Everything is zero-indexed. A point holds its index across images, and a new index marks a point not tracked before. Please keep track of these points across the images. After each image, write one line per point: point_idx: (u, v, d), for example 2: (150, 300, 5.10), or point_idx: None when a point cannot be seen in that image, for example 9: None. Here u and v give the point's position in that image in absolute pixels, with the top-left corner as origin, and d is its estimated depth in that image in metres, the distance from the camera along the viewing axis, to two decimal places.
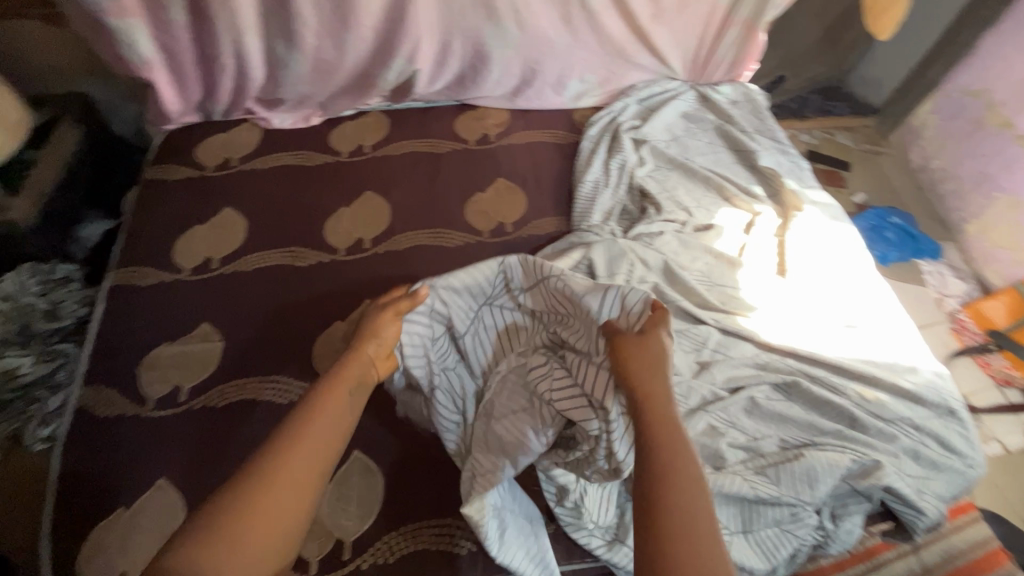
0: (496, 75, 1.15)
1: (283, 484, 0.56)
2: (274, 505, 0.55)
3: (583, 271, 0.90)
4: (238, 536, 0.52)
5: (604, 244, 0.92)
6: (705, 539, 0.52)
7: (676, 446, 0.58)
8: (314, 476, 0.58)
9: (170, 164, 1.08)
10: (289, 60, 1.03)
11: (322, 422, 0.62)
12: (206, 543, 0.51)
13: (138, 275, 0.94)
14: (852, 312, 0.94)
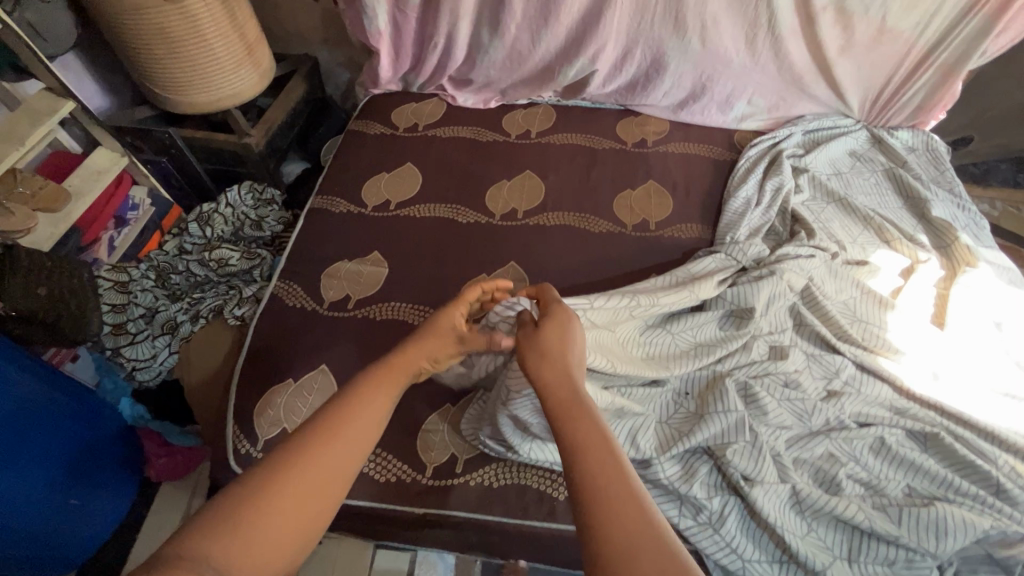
0: (667, 85, 1.21)
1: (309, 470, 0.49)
2: (285, 501, 0.47)
3: (728, 301, 0.90)
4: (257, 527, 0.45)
5: (773, 281, 0.89)
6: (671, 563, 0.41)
7: (579, 418, 0.51)
8: (342, 480, 0.50)
9: (370, 120, 1.27)
10: (488, 45, 1.19)
11: (358, 418, 0.54)
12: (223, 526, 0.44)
13: (332, 203, 1.13)
14: (1017, 381, 0.86)
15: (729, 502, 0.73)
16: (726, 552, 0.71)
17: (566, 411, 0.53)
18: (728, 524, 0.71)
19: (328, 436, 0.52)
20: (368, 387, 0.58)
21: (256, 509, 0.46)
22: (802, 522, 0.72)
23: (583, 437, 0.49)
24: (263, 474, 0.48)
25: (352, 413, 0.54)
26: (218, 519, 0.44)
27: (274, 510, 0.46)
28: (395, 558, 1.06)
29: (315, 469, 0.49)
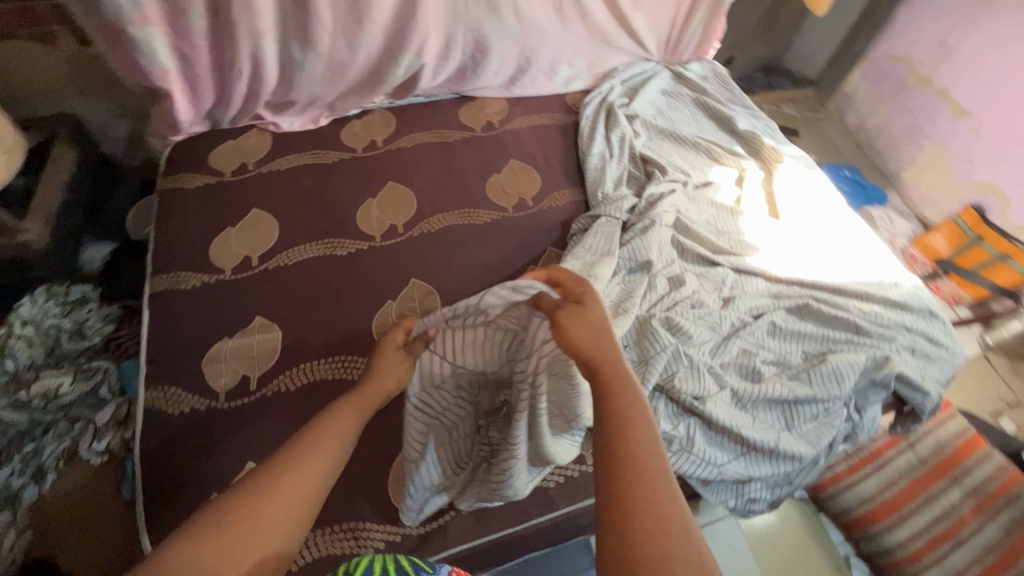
0: (495, 65, 1.22)
1: (287, 489, 0.53)
2: (257, 524, 0.50)
3: (629, 258, 0.96)
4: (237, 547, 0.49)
5: (656, 229, 0.99)
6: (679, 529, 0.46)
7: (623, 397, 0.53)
8: (304, 508, 0.53)
9: (186, 172, 1.08)
10: (303, 61, 1.05)
11: (320, 446, 0.57)
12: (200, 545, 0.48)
13: (179, 279, 0.95)
14: (841, 241, 1.07)
15: (692, 425, 0.81)
16: (703, 466, 0.80)
17: (606, 395, 0.54)
18: (698, 442, 0.80)
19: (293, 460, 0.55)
20: (331, 420, 0.61)
21: (230, 527, 0.49)
22: (749, 414, 0.83)
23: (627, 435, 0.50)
24: (239, 500, 0.51)
25: (313, 444, 0.58)
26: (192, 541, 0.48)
27: (246, 530, 0.49)
28: None
29: (285, 494, 0.53)
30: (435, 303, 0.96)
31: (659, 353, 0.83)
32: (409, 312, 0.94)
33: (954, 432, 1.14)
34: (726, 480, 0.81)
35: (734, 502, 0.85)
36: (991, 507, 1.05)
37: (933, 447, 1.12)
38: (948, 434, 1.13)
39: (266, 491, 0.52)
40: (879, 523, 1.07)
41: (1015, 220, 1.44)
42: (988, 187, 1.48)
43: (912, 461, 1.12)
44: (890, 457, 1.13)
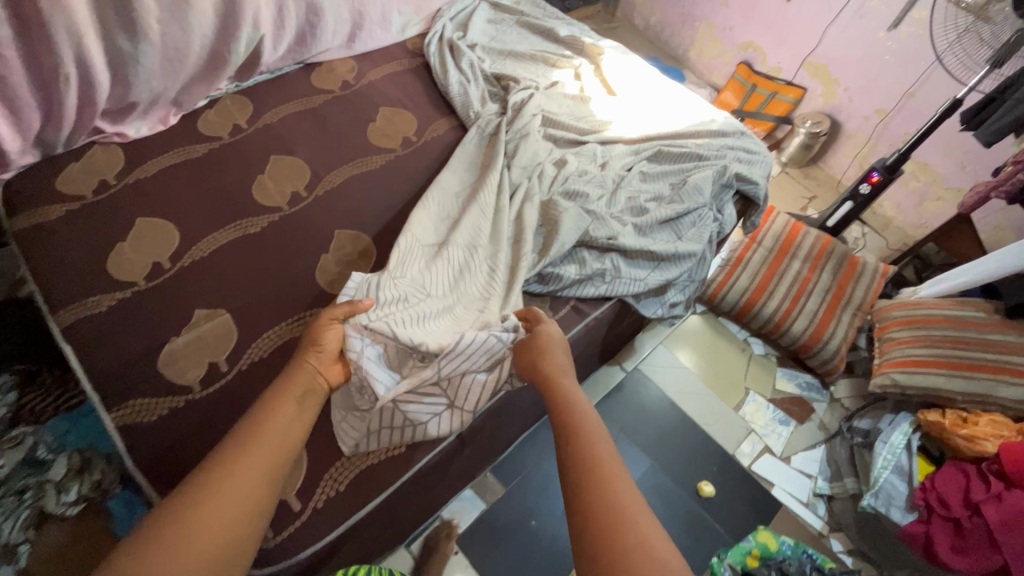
0: (331, 24, 1.26)
1: (246, 465, 0.58)
2: (246, 483, 0.56)
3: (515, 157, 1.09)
4: (202, 519, 0.52)
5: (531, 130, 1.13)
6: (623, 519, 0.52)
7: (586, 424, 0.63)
8: (260, 487, 0.57)
9: (39, 206, 0.99)
10: (136, 55, 1.00)
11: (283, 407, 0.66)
12: (177, 525, 0.51)
13: (88, 304, 0.89)
14: (667, 101, 1.32)
15: (615, 259, 1.00)
16: (634, 284, 1.00)
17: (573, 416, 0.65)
18: (624, 268, 0.99)
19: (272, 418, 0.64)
20: (272, 405, 0.66)
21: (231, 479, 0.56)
22: (650, 237, 1.04)
23: (592, 437, 0.61)
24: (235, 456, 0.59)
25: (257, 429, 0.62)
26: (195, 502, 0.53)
27: (209, 510, 0.53)
28: (428, 535, 1.08)
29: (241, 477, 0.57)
30: (367, 244, 1.02)
31: (568, 213, 0.98)
32: (347, 258, 1.00)
33: (782, 223, 1.48)
34: (654, 288, 1.02)
35: (661, 311, 1.07)
36: (820, 263, 1.43)
37: (773, 237, 1.46)
38: (778, 226, 1.48)
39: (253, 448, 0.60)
40: (757, 304, 1.38)
41: (771, 64, 1.86)
42: (747, 45, 1.89)
43: (764, 253, 1.44)
44: (750, 256, 1.43)
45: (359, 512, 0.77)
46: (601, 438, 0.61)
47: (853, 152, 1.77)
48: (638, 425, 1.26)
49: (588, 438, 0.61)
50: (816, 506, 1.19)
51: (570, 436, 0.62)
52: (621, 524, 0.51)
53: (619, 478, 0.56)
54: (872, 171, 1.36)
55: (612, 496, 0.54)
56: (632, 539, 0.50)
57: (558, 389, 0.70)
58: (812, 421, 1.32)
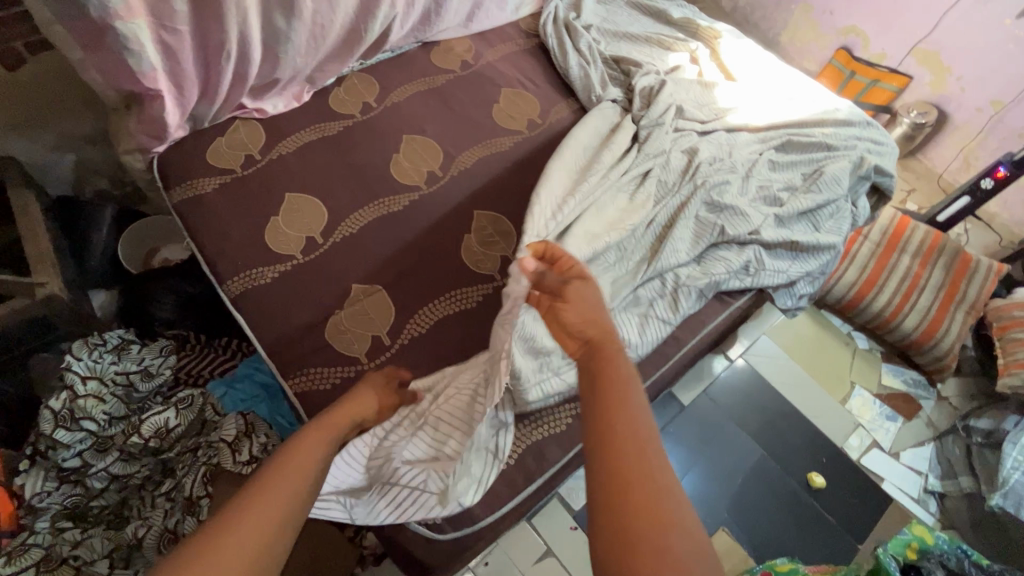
0: (455, 3, 1.25)
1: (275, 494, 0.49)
2: (268, 515, 0.47)
3: (647, 142, 1.09)
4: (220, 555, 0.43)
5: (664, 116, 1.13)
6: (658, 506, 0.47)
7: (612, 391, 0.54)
8: (286, 523, 0.48)
9: (194, 178, 1.03)
10: (288, 32, 1.01)
11: (276, 496, 0.49)
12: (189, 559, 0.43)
13: (253, 276, 0.93)
14: (787, 87, 1.29)
15: (757, 250, 0.99)
16: (776, 275, 1.00)
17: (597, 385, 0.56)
18: (766, 261, 0.99)
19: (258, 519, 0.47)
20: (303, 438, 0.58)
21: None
22: (789, 229, 1.04)
23: (619, 414, 0.52)
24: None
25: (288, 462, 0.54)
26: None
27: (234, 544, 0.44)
28: (548, 509, 1.13)
29: (266, 511, 0.48)
30: (505, 225, 1.04)
31: (698, 216, 0.99)
32: (488, 239, 1.01)
33: (889, 216, 1.43)
34: (793, 280, 1.02)
35: (791, 302, 1.07)
36: (932, 259, 1.38)
37: (880, 230, 1.40)
38: (885, 219, 1.42)
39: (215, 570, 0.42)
40: (865, 299, 1.36)
41: (875, 50, 1.78)
42: (849, 30, 1.81)
43: (873, 247, 1.39)
44: (857, 249, 1.39)
45: (526, 489, 0.80)
46: (639, 413, 0.53)
47: (959, 145, 1.72)
48: (745, 415, 1.27)
49: (618, 413, 0.52)
50: (926, 502, 1.20)
51: (598, 408, 0.53)
52: (656, 532, 0.45)
53: (646, 466, 0.49)
54: (999, 166, 1.32)
55: (642, 488, 0.47)
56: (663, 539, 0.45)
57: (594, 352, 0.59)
58: (919, 418, 1.31)
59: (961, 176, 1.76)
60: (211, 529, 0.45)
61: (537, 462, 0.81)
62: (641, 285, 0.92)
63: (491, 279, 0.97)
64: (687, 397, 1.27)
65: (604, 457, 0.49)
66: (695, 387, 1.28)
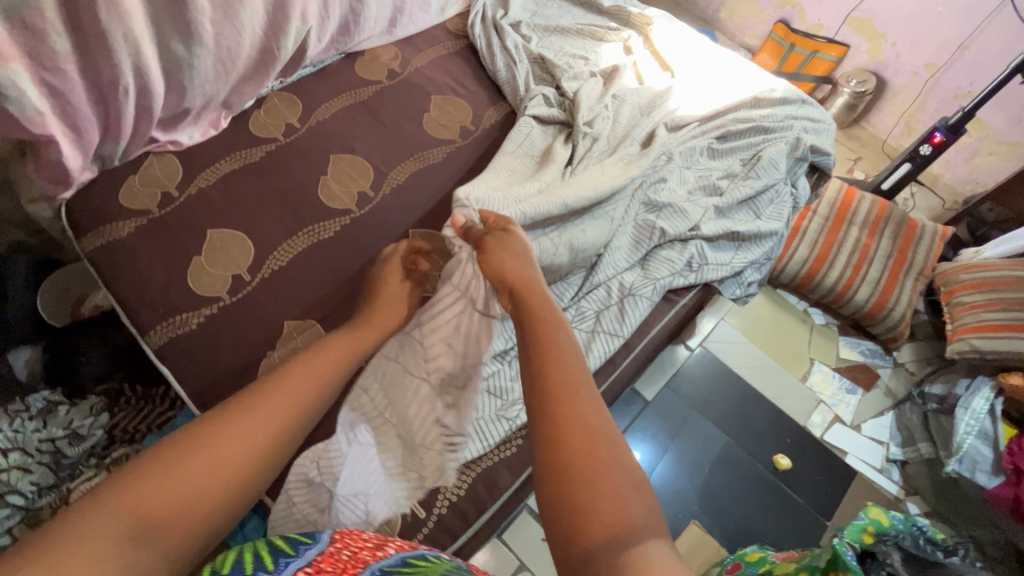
0: (374, 11, 1.20)
1: (248, 422, 0.58)
2: (235, 444, 0.56)
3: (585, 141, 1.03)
4: (187, 470, 0.51)
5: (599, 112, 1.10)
6: (593, 430, 0.47)
7: (547, 326, 0.57)
8: (251, 459, 0.56)
9: (105, 222, 0.96)
10: (191, 59, 0.95)
11: (247, 424, 0.58)
12: (159, 470, 0.50)
13: (178, 323, 0.88)
14: (723, 70, 1.27)
15: (700, 245, 0.98)
16: (719, 269, 0.99)
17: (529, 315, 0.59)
18: (708, 255, 0.98)
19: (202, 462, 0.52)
20: (287, 376, 0.66)
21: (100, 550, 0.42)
22: (729, 219, 1.03)
23: (557, 353, 0.53)
24: (161, 472, 0.50)
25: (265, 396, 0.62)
26: (48, 556, 0.40)
27: (203, 465, 0.52)
28: (518, 523, 1.11)
29: (233, 440, 0.56)
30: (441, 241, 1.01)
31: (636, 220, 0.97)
32: None
33: (837, 189, 1.42)
34: (737, 270, 1.02)
35: (739, 291, 1.06)
36: (880, 228, 1.39)
37: (828, 204, 1.40)
38: (833, 191, 1.41)
39: (181, 482, 0.50)
40: (817, 274, 1.37)
41: (811, 21, 1.78)
42: (785, 2, 1.80)
43: (821, 221, 1.39)
44: (807, 225, 1.39)
45: (478, 520, 0.78)
46: (571, 354, 0.54)
47: (899, 110, 1.74)
48: (708, 402, 1.27)
49: (560, 361, 0.53)
50: (889, 472, 1.22)
51: (533, 342, 0.55)
52: (587, 475, 0.45)
53: (577, 404, 0.49)
54: (936, 132, 1.33)
55: (573, 415, 0.48)
56: (607, 484, 0.44)
57: (530, 301, 0.61)
58: (878, 388, 1.33)
59: (903, 141, 1.77)
60: (189, 442, 0.53)
61: (488, 490, 0.80)
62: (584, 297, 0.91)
63: None
64: (650, 392, 1.26)
65: (544, 400, 0.49)
66: (658, 380, 1.27)
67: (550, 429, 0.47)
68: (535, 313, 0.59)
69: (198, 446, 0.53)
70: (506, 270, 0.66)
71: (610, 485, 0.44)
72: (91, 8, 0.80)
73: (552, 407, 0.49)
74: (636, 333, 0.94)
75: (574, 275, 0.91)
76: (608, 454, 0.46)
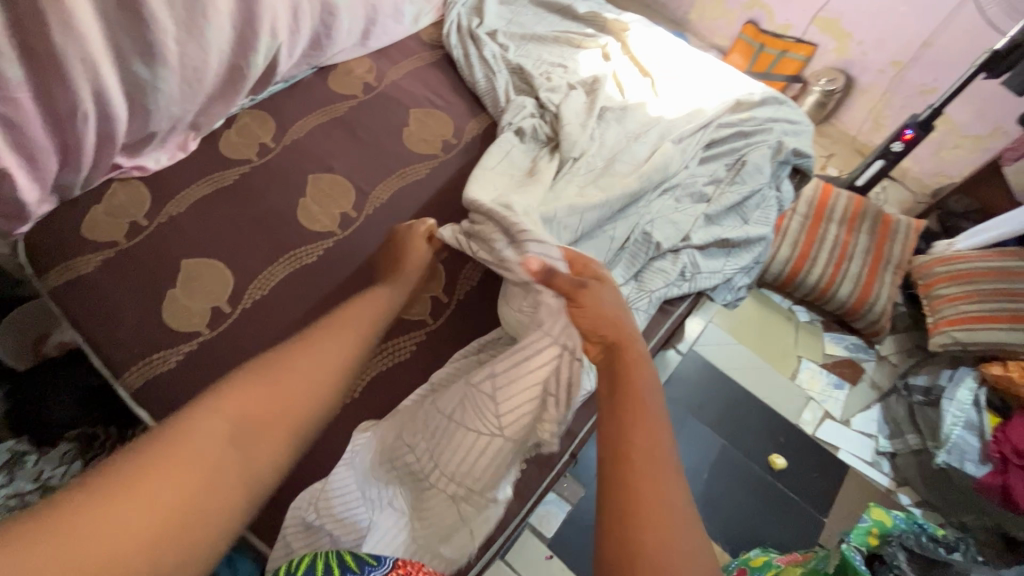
0: (346, 23, 1.16)
1: (313, 354, 0.59)
2: (307, 371, 0.57)
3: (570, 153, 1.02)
4: (266, 392, 0.53)
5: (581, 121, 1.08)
6: (665, 502, 0.49)
7: (638, 387, 0.59)
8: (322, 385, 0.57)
9: (68, 257, 0.90)
10: (156, 81, 0.90)
11: (315, 355, 0.59)
12: (238, 389, 0.52)
13: (155, 362, 0.83)
14: (700, 74, 1.27)
15: (691, 254, 0.98)
16: (712, 276, 0.99)
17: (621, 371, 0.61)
18: (701, 263, 0.98)
19: (286, 375, 0.55)
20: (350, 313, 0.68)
21: (204, 451, 0.46)
22: (718, 225, 1.03)
23: (644, 413, 0.56)
24: (242, 393, 0.52)
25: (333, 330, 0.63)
26: (153, 460, 0.44)
27: (278, 388, 0.54)
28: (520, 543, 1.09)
29: (302, 369, 0.57)
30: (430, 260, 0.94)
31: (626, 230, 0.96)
32: None
33: (814, 187, 1.44)
34: (729, 276, 1.02)
35: (730, 297, 1.06)
36: (858, 224, 1.41)
37: (806, 202, 1.42)
38: (809, 190, 1.44)
39: (260, 400, 0.52)
40: (801, 272, 1.39)
41: (779, 22, 1.81)
42: (753, 3, 1.82)
43: (800, 220, 1.42)
44: (787, 225, 1.41)
45: (487, 553, 0.77)
46: (660, 418, 0.56)
47: (867, 107, 1.78)
48: (702, 405, 1.27)
49: (644, 420, 0.55)
50: (880, 464, 1.25)
51: (622, 396, 0.58)
52: (649, 530, 0.47)
53: (658, 470, 0.51)
54: (906, 129, 1.37)
55: (652, 477, 0.50)
56: (651, 536, 0.47)
57: (625, 358, 0.63)
58: (864, 382, 1.36)
59: (873, 137, 1.82)
60: (266, 367, 0.55)
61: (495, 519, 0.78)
62: None
63: (424, 324, 0.88)
64: None
65: (623, 451, 0.53)
66: None
67: (621, 476, 0.51)
68: (628, 371, 0.61)
69: (268, 374, 0.55)
70: (602, 324, 0.68)
71: (665, 557, 0.46)
72: (44, 32, 0.74)
73: (630, 467, 0.51)
74: None
75: None
76: (675, 525, 0.48)
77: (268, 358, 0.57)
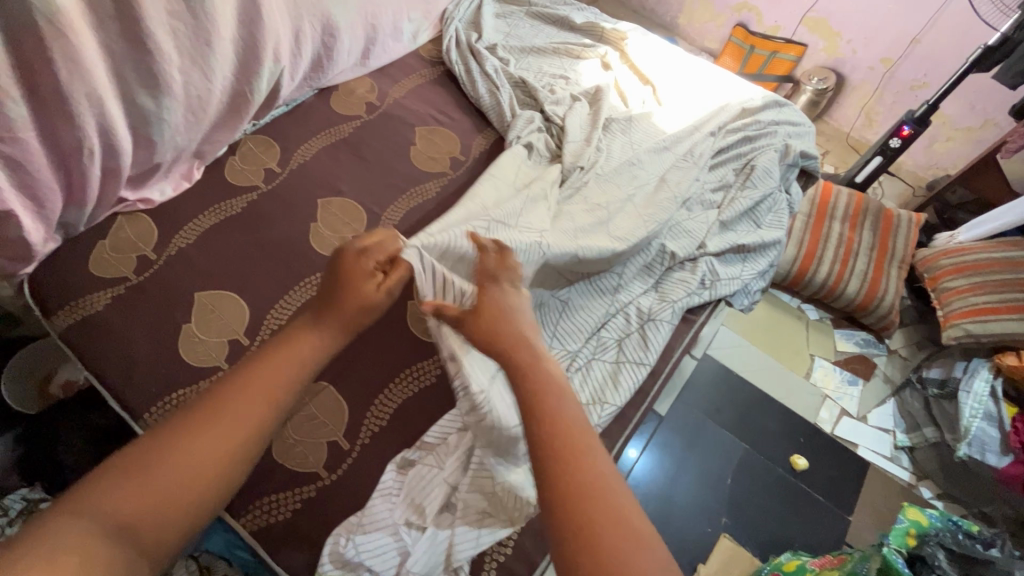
0: (347, 44, 1.15)
1: (223, 422, 0.51)
2: (212, 444, 0.50)
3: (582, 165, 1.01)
4: (157, 477, 0.48)
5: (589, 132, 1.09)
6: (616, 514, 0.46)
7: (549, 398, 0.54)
8: (223, 467, 0.50)
9: (76, 297, 0.87)
10: (161, 112, 0.88)
11: (227, 420, 0.52)
12: (124, 476, 0.47)
13: (175, 401, 0.81)
14: (701, 80, 1.28)
15: (710, 262, 0.98)
16: (731, 283, 1.00)
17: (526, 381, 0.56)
18: (719, 271, 0.99)
19: (182, 454, 0.49)
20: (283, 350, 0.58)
21: (79, 544, 0.43)
22: (732, 232, 1.04)
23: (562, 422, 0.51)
24: (132, 479, 0.47)
25: (258, 373, 0.55)
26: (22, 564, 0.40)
27: (175, 471, 0.48)
28: None
29: (205, 447, 0.50)
30: None
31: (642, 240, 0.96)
32: None
33: (815, 188, 1.46)
34: (747, 280, 1.02)
35: (747, 302, 1.06)
36: (860, 221, 1.43)
37: (808, 202, 1.44)
38: (811, 191, 1.45)
39: (153, 485, 0.47)
40: (809, 271, 1.39)
41: (769, 23, 1.83)
42: (741, 6, 1.84)
43: (803, 220, 1.43)
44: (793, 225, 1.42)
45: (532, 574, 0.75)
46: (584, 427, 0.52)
47: (859, 103, 1.80)
48: (720, 409, 1.27)
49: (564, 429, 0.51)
50: (899, 459, 1.26)
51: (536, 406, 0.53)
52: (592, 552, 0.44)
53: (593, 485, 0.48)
54: (904, 125, 1.39)
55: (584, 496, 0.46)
56: (615, 535, 0.45)
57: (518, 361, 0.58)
58: (877, 378, 1.37)
59: (866, 133, 1.84)
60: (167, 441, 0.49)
61: (536, 545, 0.76)
62: (603, 327, 0.89)
63: None
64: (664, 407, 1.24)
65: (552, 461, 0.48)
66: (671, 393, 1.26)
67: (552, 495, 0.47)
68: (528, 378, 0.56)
69: (165, 452, 0.49)
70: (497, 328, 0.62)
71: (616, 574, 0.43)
72: (50, 69, 0.72)
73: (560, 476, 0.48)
74: (661, 358, 0.92)
75: (595, 304, 0.90)
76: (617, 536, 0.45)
77: (188, 418, 0.51)
